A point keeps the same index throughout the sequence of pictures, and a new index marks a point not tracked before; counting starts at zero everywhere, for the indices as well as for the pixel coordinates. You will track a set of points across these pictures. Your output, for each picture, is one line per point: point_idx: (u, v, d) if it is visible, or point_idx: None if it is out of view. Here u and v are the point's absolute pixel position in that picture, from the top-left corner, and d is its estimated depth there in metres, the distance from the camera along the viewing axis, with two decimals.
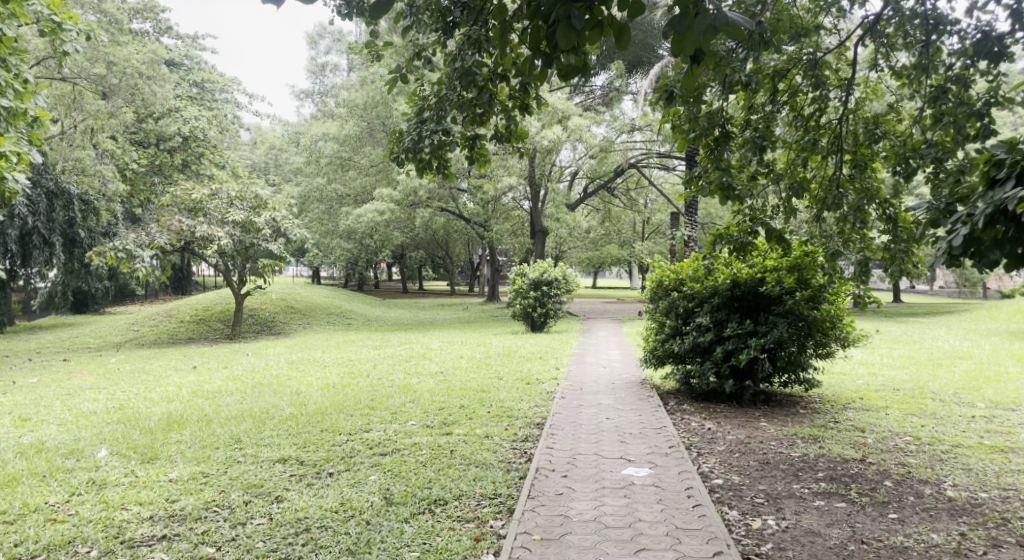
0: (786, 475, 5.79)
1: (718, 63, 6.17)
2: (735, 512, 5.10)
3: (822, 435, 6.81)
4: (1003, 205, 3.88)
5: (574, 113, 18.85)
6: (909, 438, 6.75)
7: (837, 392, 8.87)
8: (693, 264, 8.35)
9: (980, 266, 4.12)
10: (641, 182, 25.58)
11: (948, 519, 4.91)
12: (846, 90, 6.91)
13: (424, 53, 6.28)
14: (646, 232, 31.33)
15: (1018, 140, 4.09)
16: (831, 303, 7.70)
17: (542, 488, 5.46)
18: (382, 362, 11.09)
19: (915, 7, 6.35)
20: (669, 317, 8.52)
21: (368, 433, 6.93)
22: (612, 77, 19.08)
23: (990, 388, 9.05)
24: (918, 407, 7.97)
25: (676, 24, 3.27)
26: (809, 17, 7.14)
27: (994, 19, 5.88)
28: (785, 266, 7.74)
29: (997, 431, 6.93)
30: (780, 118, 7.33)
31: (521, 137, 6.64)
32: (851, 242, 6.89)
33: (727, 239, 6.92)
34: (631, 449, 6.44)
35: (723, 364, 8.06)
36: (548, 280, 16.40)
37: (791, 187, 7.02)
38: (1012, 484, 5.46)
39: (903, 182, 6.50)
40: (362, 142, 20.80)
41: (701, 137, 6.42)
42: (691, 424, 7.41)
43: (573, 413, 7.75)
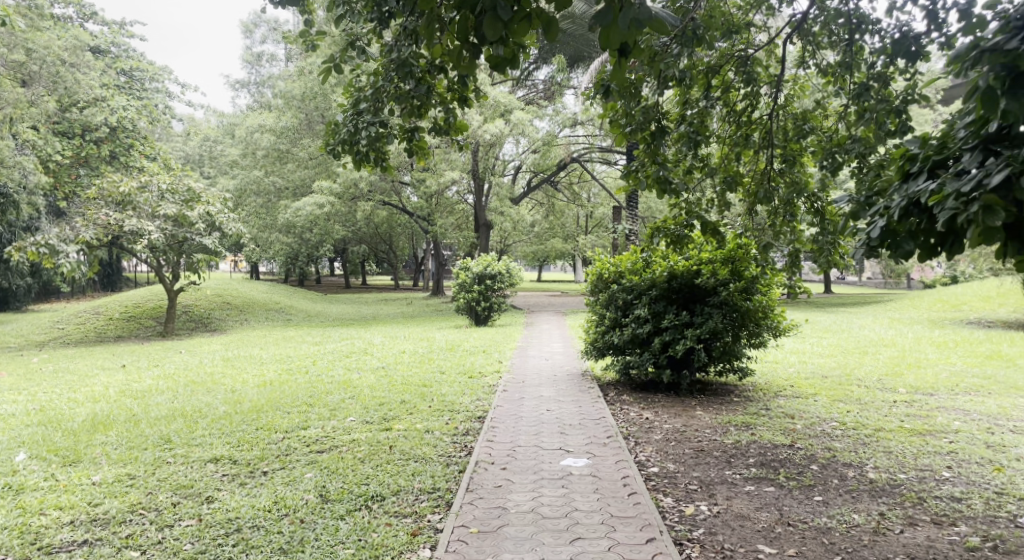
0: (720, 462, 5.94)
1: (655, 58, 6.22)
2: (670, 499, 5.21)
3: (754, 422, 7.01)
4: (917, 198, 4.03)
5: (516, 106, 18.94)
6: (835, 423, 7.00)
7: (769, 380, 9.15)
8: (632, 256, 8.50)
9: (894, 258, 4.21)
10: (583, 177, 25.88)
11: (869, 500, 5.09)
12: (775, 87, 7.10)
13: (359, 43, 6.14)
14: (589, 227, 31.74)
15: (930, 136, 4.35)
16: (763, 294, 7.90)
17: (481, 481, 5.48)
18: (322, 358, 10.93)
19: (839, 6, 6.58)
20: (609, 309, 8.63)
21: (306, 430, 6.82)
22: (554, 71, 19.17)
23: (911, 374, 9.47)
24: (844, 393, 8.29)
25: (602, 17, 3.26)
26: (740, 13, 7.29)
27: (912, 19, 6.11)
28: (720, 258, 7.92)
29: (916, 415, 7.26)
30: (715, 113, 7.47)
31: (458, 130, 6.59)
32: (782, 235, 7.05)
33: (664, 232, 6.98)
34: (570, 439, 6.51)
35: (661, 354, 8.22)
36: (491, 274, 16.38)
37: (725, 180, 7.16)
38: (928, 465, 5.72)
39: (830, 176, 6.70)
40: (300, 134, 20.60)
41: (637, 130, 6.46)
42: (630, 414, 7.52)
43: (514, 406, 7.77)
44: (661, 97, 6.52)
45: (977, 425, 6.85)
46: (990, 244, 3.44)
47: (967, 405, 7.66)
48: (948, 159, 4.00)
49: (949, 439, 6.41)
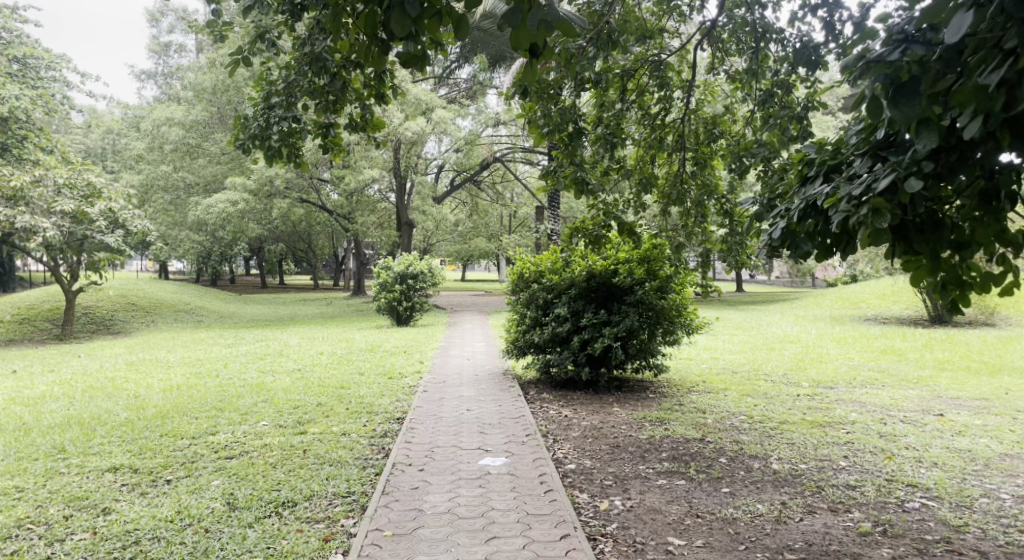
0: (634, 457, 6.07)
1: (572, 59, 6.27)
2: (585, 495, 5.27)
3: (668, 417, 7.20)
4: (814, 200, 4.18)
5: (438, 105, 19.19)
6: (743, 417, 7.28)
7: (683, 377, 9.42)
8: (552, 256, 8.59)
9: (794, 258, 4.36)
10: (506, 176, 26.03)
11: (772, 490, 5.30)
12: (687, 92, 7.33)
13: (269, 35, 5.92)
14: (513, 226, 31.95)
15: (825, 142, 4.56)
16: (677, 293, 8.12)
17: (397, 483, 5.39)
18: (234, 360, 10.55)
19: (745, 15, 6.96)
20: (529, 308, 8.68)
21: (214, 436, 6.57)
22: (476, 71, 19.21)
23: (813, 368, 9.97)
24: (753, 387, 8.64)
25: (509, 17, 3.07)
26: (653, 19, 7.49)
27: (812, 30, 6.43)
28: (636, 257, 8.09)
29: (817, 407, 7.64)
30: (631, 115, 7.63)
31: (375, 127, 6.47)
32: (694, 235, 7.20)
33: (582, 232, 7.03)
34: (488, 439, 6.51)
35: (580, 352, 8.34)
36: (413, 273, 16.24)
37: (641, 181, 7.30)
38: (826, 455, 6.02)
39: (738, 180, 6.96)
40: (211, 128, 20.01)
41: (555, 132, 6.43)
42: (549, 413, 7.58)
43: (434, 406, 7.71)
44: (578, 98, 6.57)
45: (871, 416, 7.26)
46: (878, 245, 3.56)
47: (863, 397, 8.12)
48: (841, 164, 4.17)
49: (846, 430, 6.77)
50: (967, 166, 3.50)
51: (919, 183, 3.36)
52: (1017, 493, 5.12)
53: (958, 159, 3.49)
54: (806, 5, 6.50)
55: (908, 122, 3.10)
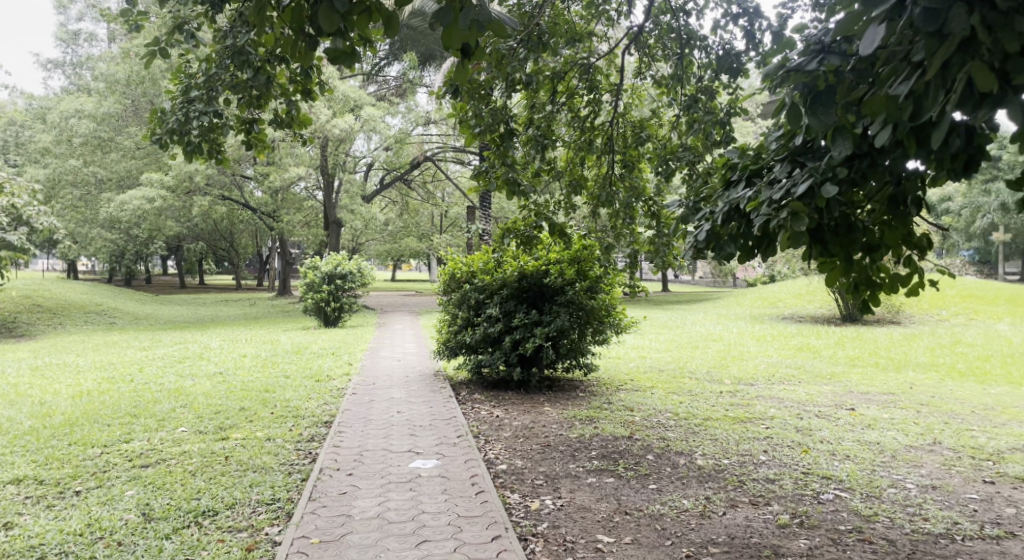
0: (564, 456, 6.12)
1: (503, 60, 6.28)
2: (516, 495, 5.29)
3: (597, 416, 7.31)
4: (737, 203, 4.30)
5: (366, 103, 19.02)
6: (669, 414, 7.47)
7: (612, 376, 9.58)
8: (483, 256, 8.60)
9: (718, 259, 4.48)
10: (437, 176, 25.91)
11: (697, 485, 5.45)
12: (615, 95, 7.47)
13: (188, 26, 5.68)
14: (443, 226, 31.81)
15: (747, 147, 4.71)
16: (606, 293, 8.26)
17: (325, 489, 5.25)
18: (150, 364, 10.08)
19: (670, 21, 7.19)
20: (461, 308, 8.64)
21: (128, 444, 6.26)
22: (406, 69, 19.05)
23: (734, 365, 10.34)
24: (678, 385, 8.87)
25: (440, 16, 2.96)
26: (582, 22, 7.58)
27: (734, 38, 6.66)
28: (567, 258, 8.23)
29: (738, 403, 7.91)
30: (561, 118, 7.70)
31: (301, 123, 6.30)
32: (623, 236, 7.22)
33: (514, 233, 7.03)
34: (419, 441, 6.44)
35: (511, 352, 8.37)
36: (341, 273, 15.95)
37: (571, 183, 7.38)
38: (748, 450, 6.24)
39: (665, 182, 7.12)
40: (126, 121, 19.09)
41: (486, 132, 6.40)
42: (480, 413, 7.57)
43: (363, 409, 7.57)
44: (510, 100, 6.58)
45: (789, 411, 7.58)
46: (796, 247, 3.68)
47: (781, 393, 8.47)
48: (763, 169, 4.31)
49: (765, 425, 7.03)
50: (877, 173, 3.67)
51: (834, 188, 3.49)
52: (921, 482, 5.43)
53: (869, 165, 3.65)
54: (727, 14, 6.72)
55: (825, 130, 3.20)
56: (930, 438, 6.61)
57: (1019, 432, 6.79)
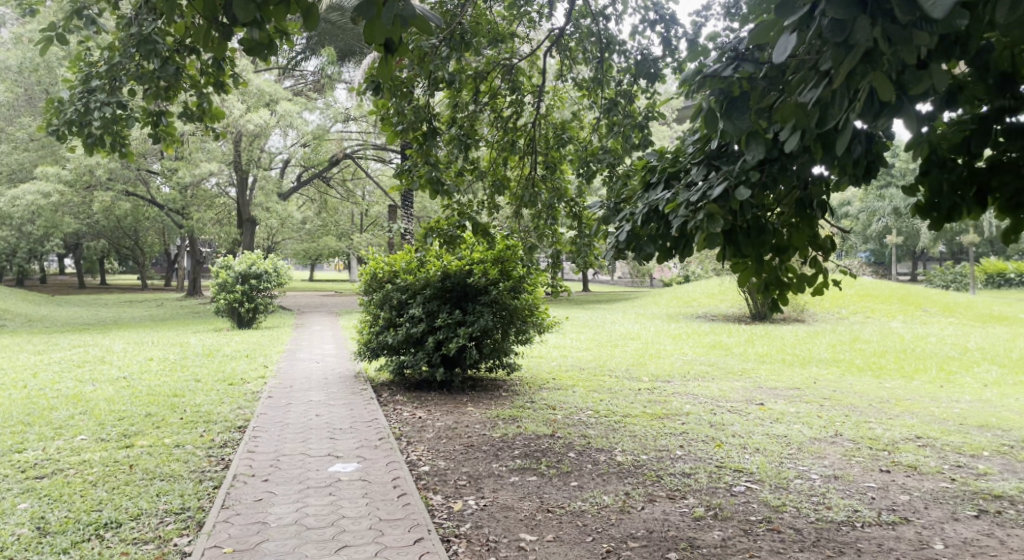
0: (487, 456, 6.13)
1: (425, 57, 6.22)
2: (439, 496, 5.25)
3: (520, 415, 7.35)
4: (656, 205, 4.40)
5: (282, 98, 18.48)
6: (590, 411, 7.59)
7: (534, 375, 9.66)
8: (406, 256, 8.49)
9: (638, 259, 4.57)
10: (357, 174, 25.49)
11: (617, 481, 5.56)
12: (538, 97, 7.53)
13: (88, 12, 5.35)
14: (363, 225, 31.32)
15: (665, 151, 4.83)
16: (529, 293, 8.30)
17: (239, 496, 5.05)
18: (45, 369, 9.44)
19: (590, 25, 7.32)
20: (383, 309, 8.49)
21: (20, 454, 5.84)
22: (324, 64, 18.68)
23: (652, 363, 10.63)
24: (598, 383, 9.04)
25: (362, 9, 2.81)
26: (504, 23, 7.58)
27: (651, 44, 6.84)
28: (490, 258, 8.21)
29: (656, 400, 8.13)
30: (483, 119, 7.69)
31: (213, 117, 6.04)
32: (545, 236, 7.28)
33: (437, 232, 6.97)
34: (339, 444, 6.30)
35: (434, 353, 8.32)
36: (256, 273, 15.44)
37: (494, 183, 7.40)
38: (665, 445, 6.41)
39: (586, 184, 7.23)
40: (17, 111, 17.83)
41: (409, 130, 6.32)
42: (402, 414, 7.49)
43: (279, 413, 7.33)
44: (432, 98, 6.51)
45: (703, 407, 7.84)
46: (712, 248, 3.79)
47: (696, 390, 8.76)
48: (680, 172, 4.44)
49: (681, 421, 7.25)
50: (787, 177, 3.83)
51: (747, 191, 3.61)
52: (824, 473, 5.72)
53: (779, 170, 3.82)
54: (645, 20, 6.90)
55: (739, 134, 3.31)
56: (831, 430, 6.98)
57: (910, 423, 7.27)
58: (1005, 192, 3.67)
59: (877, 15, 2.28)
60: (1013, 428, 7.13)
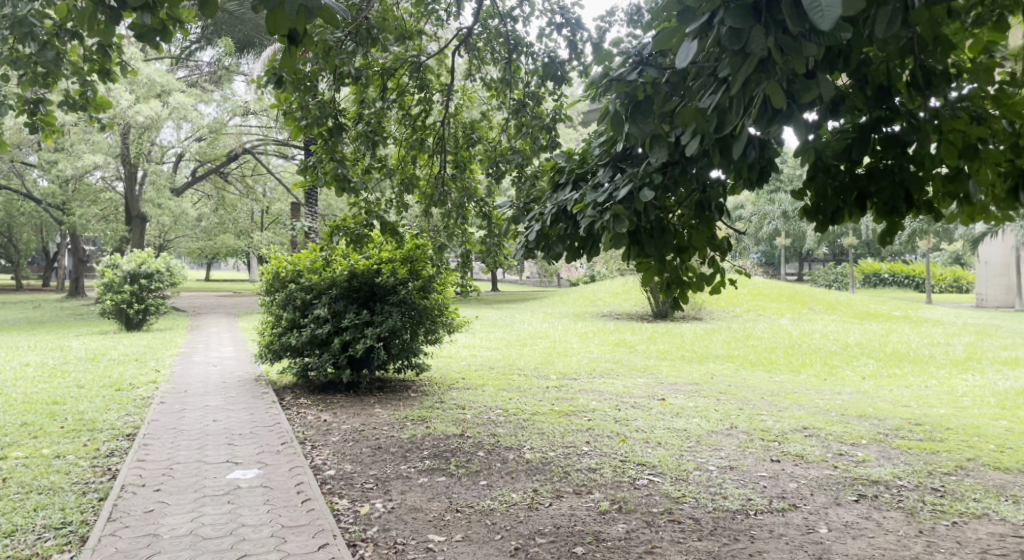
0: (395, 457, 6.04)
1: (328, 52, 6.06)
2: (345, 501, 5.13)
3: (429, 416, 7.29)
4: (564, 205, 4.46)
5: (175, 89, 17.58)
6: (500, 410, 7.63)
7: (444, 375, 9.62)
8: (311, 255, 8.25)
9: (547, 259, 4.62)
10: (256, 170, 24.58)
11: (525, 478, 5.61)
12: (446, 96, 7.49)
13: None
14: (264, 223, 30.24)
15: (573, 152, 4.91)
16: (439, 293, 8.23)
17: (127, 508, 4.75)
18: None
19: (499, 26, 7.33)
20: (286, 309, 8.23)
21: None
22: (220, 54, 17.88)
23: (560, 361, 10.80)
24: (507, 382, 9.09)
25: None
26: (412, 20, 7.50)
27: (558, 46, 6.96)
28: (399, 257, 8.07)
29: (564, 397, 8.27)
30: (391, 116, 7.59)
31: (98, 107, 5.67)
32: (455, 236, 7.23)
33: (343, 231, 6.74)
34: (238, 450, 6.03)
35: (340, 354, 8.12)
36: (146, 272, 14.63)
37: (402, 181, 7.30)
38: (572, 442, 6.53)
39: (495, 184, 7.26)
40: None
41: (313, 126, 6.13)
42: (307, 418, 7.27)
43: (172, 418, 6.95)
44: (337, 94, 6.34)
45: (608, 403, 8.04)
46: (618, 247, 3.87)
47: (601, 387, 8.97)
48: (587, 173, 4.52)
49: (587, 417, 7.41)
50: (687, 180, 3.98)
51: (651, 193, 3.72)
52: (721, 464, 5.99)
53: (680, 173, 3.95)
54: (551, 23, 7.00)
55: (644, 137, 3.40)
56: (727, 423, 7.32)
57: (798, 414, 7.73)
58: (881, 197, 4.02)
59: (771, 26, 2.41)
60: (887, 417, 7.72)
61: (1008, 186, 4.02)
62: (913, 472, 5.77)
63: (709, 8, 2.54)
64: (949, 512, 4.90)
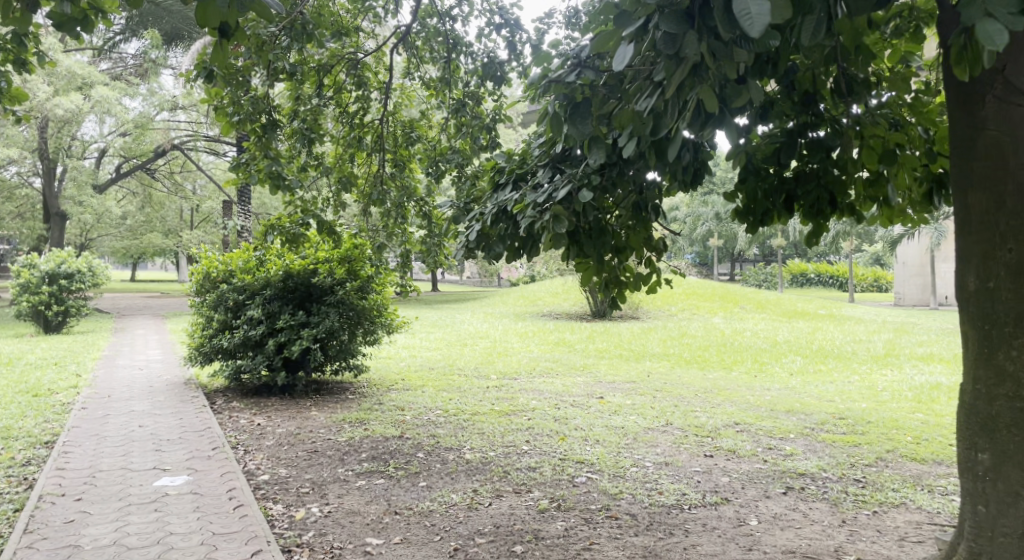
0: (332, 461, 5.93)
1: (262, 46, 5.90)
2: (279, 506, 5.01)
3: (368, 418, 7.19)
4: (505, 206, 4.46)
5: (98, 81, 16.81)
6: (439, 411, 7.59)
7: (382, 376, 9.51)
8: (244, 255, 8.03)
9: (487, 259, 4.60)
10: (186, 167, 23.75)
11: (465, 479, 5.60)
12: (384, 94, 7.40)
13: None
14: (194, 221, 29.23)
15: (512, 153, 4.93)
16: (378, 293, 8.13)
17: (45, 519, 4.52)
18: None
19: (437, 25, 7.30)
20: (217, 311, 7.97)
21: None
22: (145, 46, 17.20)
23: (500, 361, 10.83)
24: (447, 383, 9.05)
25: None
26: (349, 16, 7.39)
27: (497, 47, 6.97)
28: (336, 257, 7.94)
29: (504, 397, 8.29)
30: (328, 113, 7.45)
31: (12, 98, 5.37)
32: (394, 235, 7.17)
33: (278, 230, 6.57)
34: (166, 456, 5.81)
35: (275, 356, 7.92)
36: (67, 272, 13.94)
37: (340, 180, 7.18)
38: (512, 441, 6.55)
39: (434, 183, 7.22)
40: None
41: (246, 121, 5.95)
42: (239, 422, 7.06)
43: (94, 425, 6.63)
44: (271, 90, 6.18)
45: (548, 402, 8.10)
46: (558, 247, 3.89)
47: (541, 386, 9.03)
48: (527, 174, 4.54)
49: (527, 416, 7.45)
50: (624, 181, 4.07)
51: (590, 193, 3.77)
52: (657, 460, 6.12)
53: (618, 174, 4.03)
54: (490, 23, 7.01)
55: (582, 139, 3.45)
56: (663, 420, 7.48)
57: (730, 410, 7.96)
58: (808, 199, 4.19)
59: (704, 32, 2.47)
60: (813, 412, 8.03)
61: (924, 190, 4.20)
62: (837, 464, 6.03)
63: (645, 12, 2.59)
64: (870, 501, 5.14)
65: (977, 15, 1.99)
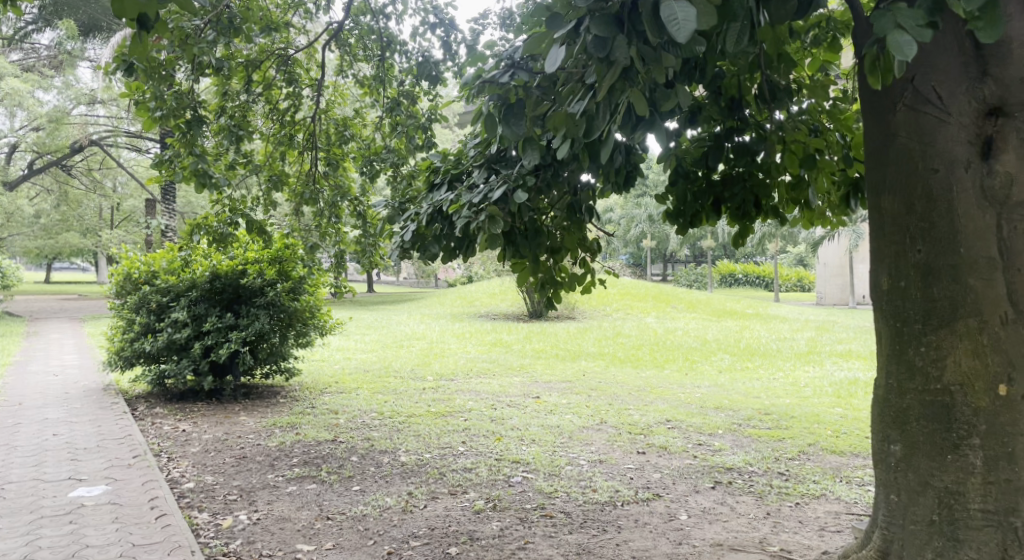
0: (262, 467, 5.76)
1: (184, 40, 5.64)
2: (205, 514, 4.84)
3: (299, 422, 7.03)
4: (440, 206, 4.42)
5: (8, 72, 15.92)
6: (374, 413, 7.48)
7: (316, 379, 9.31)
8: (168, 255, 7.75)
9: (423, 259, 4.55)
10: (106, 163, 22.72)
11: (399, 482, 5.53)
12: (315, 91, 7.24)
13: None
14: (116, 220, 27.99)
15: (448, 152, 4.90)
16: (310, 294, 7.97)
17: None
18: None
19: (371, 23, 7.21)
20: (139, 313, 7.66)
21: None
22: (60, 37, 16.37)
23: (437, 362, 10.77)
24: (382, 385, 8.93)
25: None
26: (278, 11, 7.21)
27: (431, 46, 6.92)
28: (266, 258, 7.74)
29: (440, 399, 8.23)
30: (257, 109, 7.24)
31: None
32: (328, 235, 7.08)
33: (204, 230, 6.35)
34: (82, 466, 5.53)
35: (201, 360, 7.66)
36: None
37: (270, 179, 6.98)
38: (448, 443, 6.52)
39: (369, 182, 7.11)
40: None
41: (169, 117, 5.69)
42: (162, 428, 6.79)
43: (3, 435, 6.26)
44: (197, 84, 5.97)
45: (484, 403, 8.09)
46: (494, 248, 3.88)
47: (477, 386, 9.02)
48: (463, 174, 4.52)
49: (463, 417, 7.43)
50: (558, 183, 4.10)
51: (525, 194, 3.78)
52: (591, 458, 6.20)
53: (552, 175, 4.05)
54: (424, 22, 6.96)
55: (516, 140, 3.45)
56: (598, 418, 7.59)
57: (662, 408, 8.14)
58: (734, 202, 4.31)
59: (632, 36, 2.51)
60: (740, 408, 8.28)
61: (842, 194, 4.37)
62: (762, 458, 6.25)
63: (576, 14, 2.61)
64: (792, 493, 5.34)
65: (890, 26, 2.10)
